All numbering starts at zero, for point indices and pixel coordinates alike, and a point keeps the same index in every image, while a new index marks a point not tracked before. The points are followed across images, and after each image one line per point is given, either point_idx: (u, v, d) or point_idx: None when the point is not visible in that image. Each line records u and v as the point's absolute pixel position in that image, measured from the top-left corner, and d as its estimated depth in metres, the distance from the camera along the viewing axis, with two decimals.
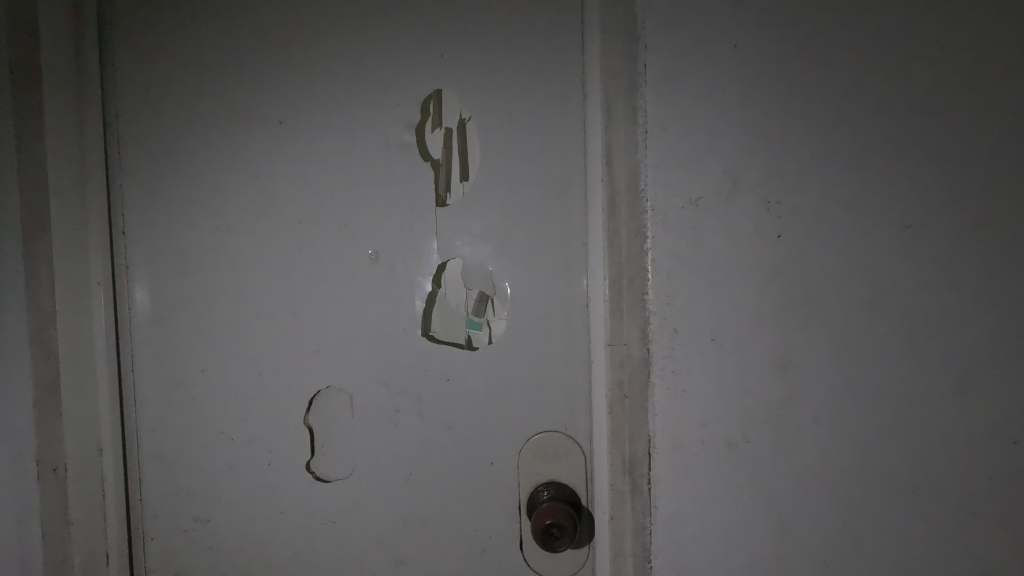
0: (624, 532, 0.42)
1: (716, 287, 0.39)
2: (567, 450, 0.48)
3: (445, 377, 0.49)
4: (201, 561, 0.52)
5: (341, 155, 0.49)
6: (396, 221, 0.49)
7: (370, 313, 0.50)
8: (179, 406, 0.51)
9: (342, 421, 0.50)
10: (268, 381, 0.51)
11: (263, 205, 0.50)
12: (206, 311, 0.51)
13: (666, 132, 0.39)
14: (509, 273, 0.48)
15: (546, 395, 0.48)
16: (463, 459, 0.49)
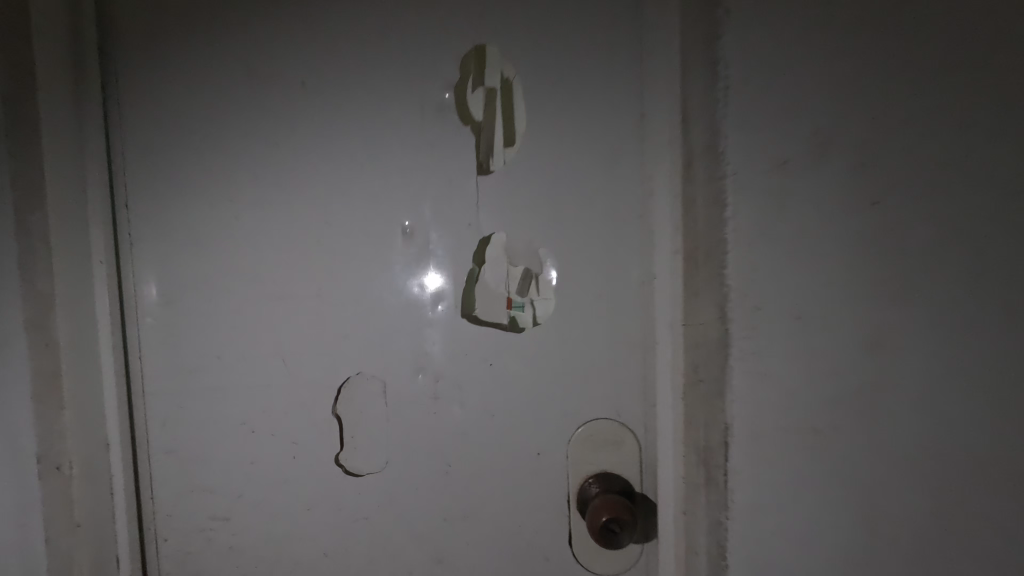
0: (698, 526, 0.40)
1: (803, 262, 0.35)
2: (621, 439, 0.45)
3: (488, 361, 0.45)
4: (221, 563, 0.48)
5: (373, 115, 0.44)
6: (434, 190, 0.45)
7: (404, 292, 0.45)
8: (194, 396, 0.47)
9: (374, 410, 0.46)
10: (292, 369, 0.46)
11: (283, 175, 0.45)
12: (221, 292, 0.46)
13: (748, 88, 0.35)
14: (559, 248, 0.44)
15: (600, 379, 0.44)
16: (508, 449, 0.46)
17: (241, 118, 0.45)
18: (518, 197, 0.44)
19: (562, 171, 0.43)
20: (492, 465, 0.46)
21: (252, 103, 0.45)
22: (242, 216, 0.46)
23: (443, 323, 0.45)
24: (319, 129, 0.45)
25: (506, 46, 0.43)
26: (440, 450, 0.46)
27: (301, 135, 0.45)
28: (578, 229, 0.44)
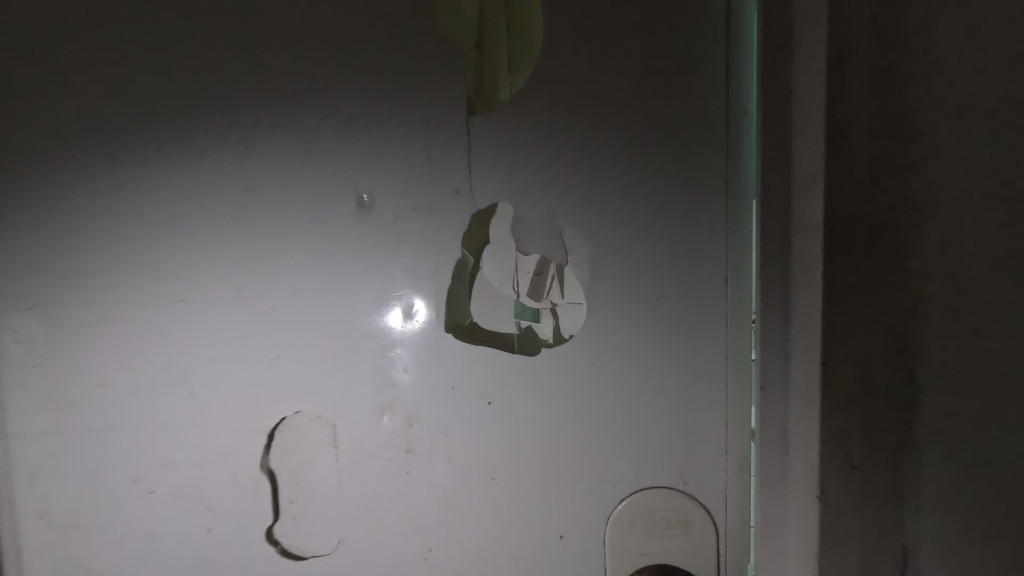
0: None
1: None
2: (684, 518, 0.30)
3: (490, 392, 0.30)
4: None
5: (319, 11, 0.29)
6: (410, 130, 0.30)
7: (367, 293, 0.31)
8: (71, 440, 0.33)
9: (322, 463, 0.32)
10: (205, 403, 0.32)
11: (191, 124, 0.30)
12: (108, 295, 0.32)
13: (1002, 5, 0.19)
14: (609, 233, 0.29)
15: (668, 426, 0.30)
16: (517, 532, 0.31)
17: (124, 18, 0.30)
18: (537, 139, 0.29)
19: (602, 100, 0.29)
20: (498, 544, 0.31)
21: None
22: (132, 171, 0.31)
23: (424, 333, 0.30)
24: (241, 34, 0.30)
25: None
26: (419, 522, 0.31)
27: (213, 44, 0.30)
28: (625, 194, 0.29)
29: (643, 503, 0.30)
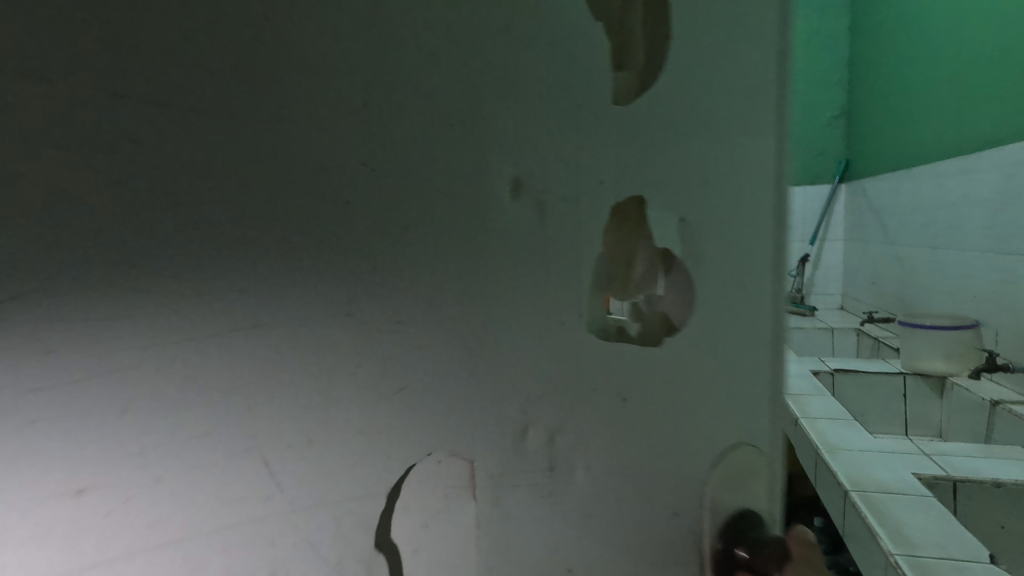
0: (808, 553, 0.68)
1: None
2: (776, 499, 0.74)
3: (575, 345, 0.62)
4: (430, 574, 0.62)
5: (595, 124, 0.60)
6: (495, 215, 0.59)
7: (579, 344, 0.62)
8: (444, 424, 0.61)
9: (457, 491, 0.62)
10: (505, 399, 0.62)
11: (548, 218, 0.60)
12: (483, 321, 0.60)
13: None
14: (725, 302, 0.64)
15: (752, 411, 0.66)
16: (648, 457, 0.64)
17: (503, 155, 0.59)
18: (566, 218, 0.60)
19: (598, 194, 0.60)
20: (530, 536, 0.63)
21: (536, 152, 0.59)
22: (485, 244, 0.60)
23: (593, 362, 0.63)
24: (577, 144, 0.60)
25: (548, 90, 0.60)
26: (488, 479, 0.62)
27: (543, 167, 0.59)
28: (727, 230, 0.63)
29: (667, 414, 0.65)
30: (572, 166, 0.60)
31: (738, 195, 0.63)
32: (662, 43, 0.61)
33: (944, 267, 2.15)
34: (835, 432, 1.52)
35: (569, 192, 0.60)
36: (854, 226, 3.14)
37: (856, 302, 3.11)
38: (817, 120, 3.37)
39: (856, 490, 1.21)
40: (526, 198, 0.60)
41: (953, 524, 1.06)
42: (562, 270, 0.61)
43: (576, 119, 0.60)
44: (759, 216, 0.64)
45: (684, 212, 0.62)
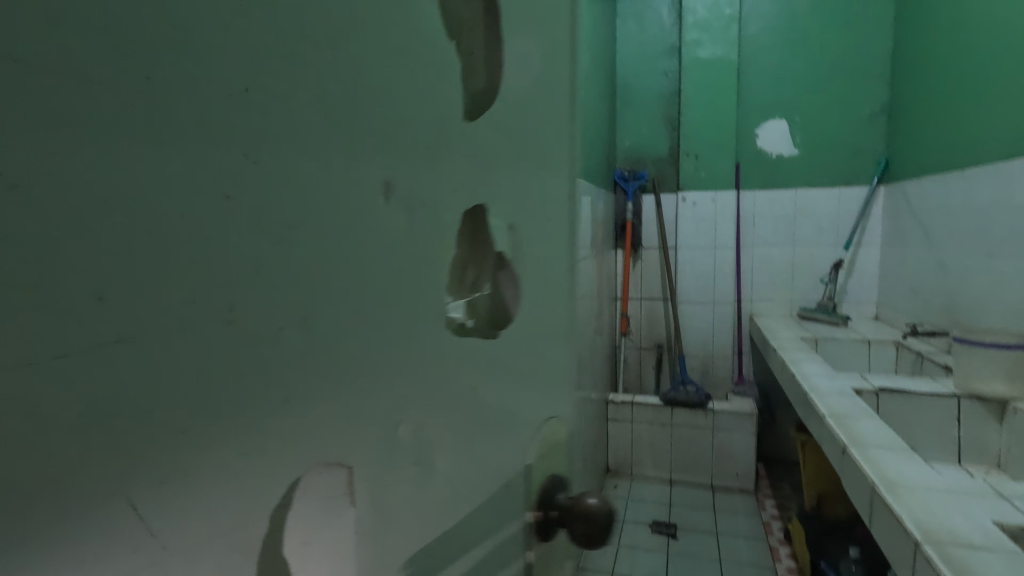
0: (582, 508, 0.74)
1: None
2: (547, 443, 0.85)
3: (438, 354, 0.60)
4: None
5: (454, 135, 0.60)
6: (371, 228, 0.48)
7: (441, 352, 0.60)
8: (347, 475, 0.48)
9: (338, 496, 0.46)
10: (386, 432, 0.52)
11: (426, 232, 0.56)
12: (376, 356, 0.50)
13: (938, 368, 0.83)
14: (527, 299, 0.77)
15: (531, 382, 0.80)
16: (481, 442, 0.69)
17: (389, 162, 0.50)
18: (425, 223, 0.56)
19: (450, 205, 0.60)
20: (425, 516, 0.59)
21: (410, 161, 0.53)
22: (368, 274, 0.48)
23: (450, 367, 0.63)
24: (435, 155, 0.57)
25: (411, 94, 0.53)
26: (369, 490, 0.49)
27: (419, 177, 0.55)
28: (530, 241, 0.77)
29: (489, 400, 0.70)
30: (437, 172, 0.57)
31: (532, 207, 0.78)
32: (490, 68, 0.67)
33: (1002, 279, 1.98)
34: (891, 465, 1.32)
35: (427, 197, 0.56)
36: (895, 231, 2.95)
37: (895, 311, 2.93)
38: (857, 117, 3.19)
39: (927, 541, 1.01)
40: (394, 205, 0.51)
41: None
42: (413, 285, 0.54)
43: (432, 144, 0.56)
44: (556, 221, 0.83)
45: (502, 222, 0.71)
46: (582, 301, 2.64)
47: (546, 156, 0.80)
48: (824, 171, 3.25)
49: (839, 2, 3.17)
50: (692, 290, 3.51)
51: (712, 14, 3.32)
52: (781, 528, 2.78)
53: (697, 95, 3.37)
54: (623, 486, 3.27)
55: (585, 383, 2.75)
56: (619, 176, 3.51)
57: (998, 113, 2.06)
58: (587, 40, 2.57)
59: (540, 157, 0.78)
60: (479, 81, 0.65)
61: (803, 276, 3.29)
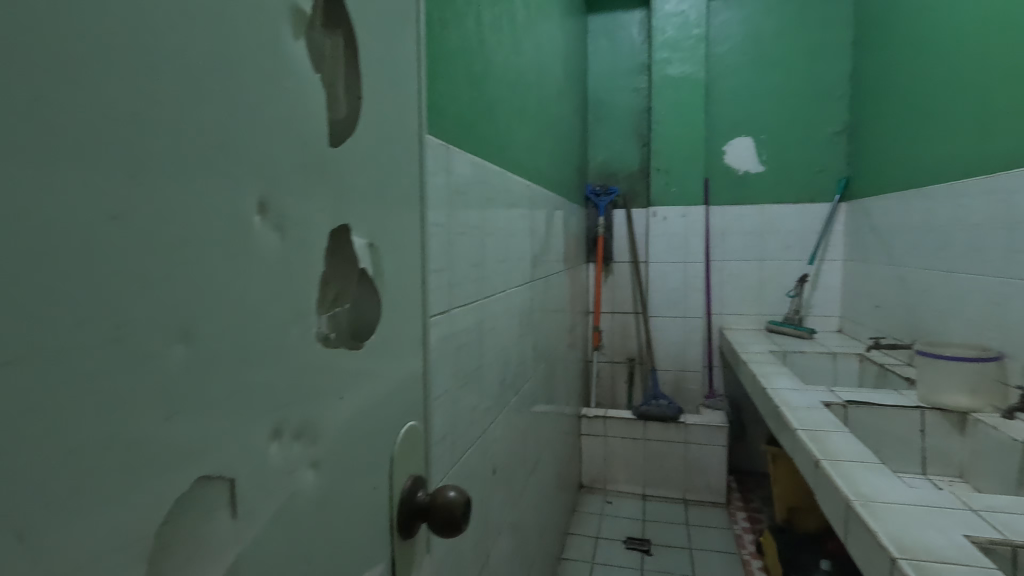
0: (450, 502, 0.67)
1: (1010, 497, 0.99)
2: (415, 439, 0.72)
3: (331, 390, 0.53)
4: None
5: (340, 145, 0.54)
6: (249, 246, 0.42)
7: (331, 382, 0.53)
8: (245, 527, 0.42)
9: (214, 525, 0.40)
10: (275, 478, 0.46)
11: (309, 252, 0.50)
12: (261, 395, 0.44)
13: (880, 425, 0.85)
14: (407, 316, 0.70)
15: (415, 404, 0.72)
16: (368, 477, 0.60)
17: (274, 174, 0.45)
18: (302, 245, 0.49)
19: (318, 228, 0.51)
20: (342, 533, 0.55)
21: (296, 173, 0.48)
22: (256, 302, 0.43)
23: (343, 395, 0.55)
24: (320, 166, 0.51)
25: (283, 104, 0.46)
26: (250, 525, 0.43)
27: (302, 192, 0.49)
28: (413, 257, 0.70)
29: (379, 426, 0.62)
30: (327, 188, 0.52)
31: (413, 219, 0.72)
32: (373, 69, 0.60)
33: (963, 293, 2.04)
34: (864, 480, 1.32)
35: (302, 217, 0.49)
36: (857, 247, 3.04)
37: (858, 324, 3.00)
38: (819, 136, 3.29)
39: (904, 557, 1.01)
40: (270, 223, 0.45)
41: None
42: (292, 311, 0.48)
43: (307, 163, 0.49)
44: (411, 264, 0.70)
45: (391, 239, 0.64)
46: (555, 316, 2.62)
47: (408, 189, 0.69)
48: (789, 188, 3.33)
49: (800, 28, 3.28)
50: (663, 304, 3.53)
51: (681, 33, 3.35)
52: (752, 541, 2.79)
53: (667, 112, 3.39)
54: (596, 502, 3.23)
55: (559, 399, 2.71)
56: (590, 191, 3.54)
57: (957, 133, 2.12)
58: (559, 55, 2.57)
59: (404, 192, 0.68)
60: (343, 101, 0.56)
61: (771, 291, 3.36)
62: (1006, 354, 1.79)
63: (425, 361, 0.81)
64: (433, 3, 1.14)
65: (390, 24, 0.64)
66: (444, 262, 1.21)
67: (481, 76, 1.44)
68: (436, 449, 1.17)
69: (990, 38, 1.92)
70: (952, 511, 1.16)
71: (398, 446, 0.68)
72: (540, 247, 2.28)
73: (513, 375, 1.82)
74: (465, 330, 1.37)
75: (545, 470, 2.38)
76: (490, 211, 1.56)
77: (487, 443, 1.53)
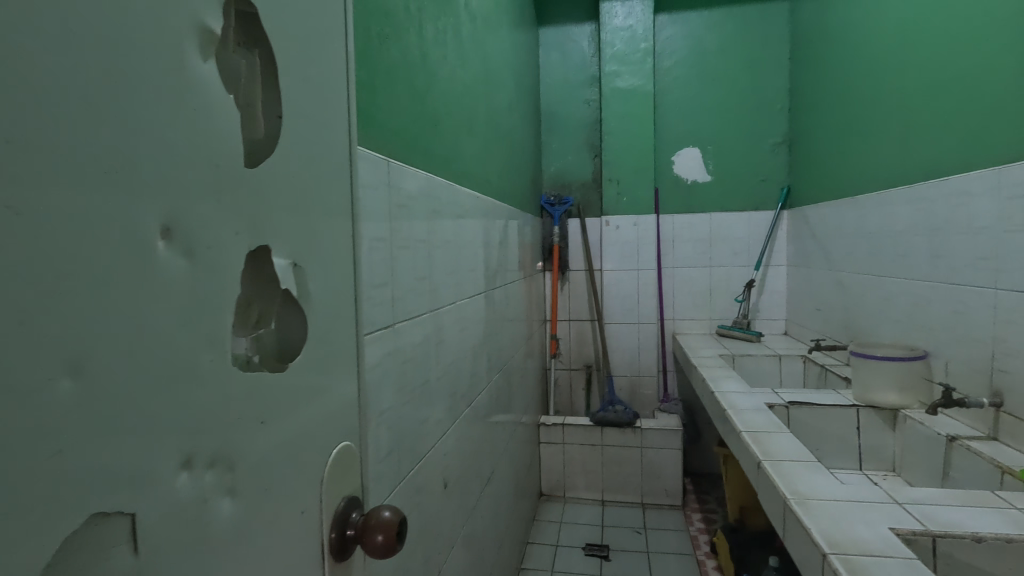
0: (386, 523, 0.67)
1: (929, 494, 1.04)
2: (350, 459, 0.71)
3: (251, 413, 0.52)
4: None
5: (258, 165, 0.53)
6: (152, 272, 0.41)
7: (252, 405, 0.52)
8: (151, 560, 0.41)
9: (111, 564, 0.38)
10: (185, 507, 0.44)
11: (223, 275, 0.49)
12: (166, 424, 0.42)
13: None
14: (339, 333, 0.69)
15: (350, 422, 0.72)
16: (296, 500, 0.59)
17: (180, 196, 0.44)
18: (214, 269, 0.48)
19: (234, 251, 0.50)
20: (263, 562, 0.53)
21: (206, 195, 0.47)
22: (160, 328, 0.42)
23: (267, 417, 0.54)
24: (234, 186, 0.50)
25: (191, 126, 0.45)
26: (155, 560, 0.41)
27: (214, 213, 0.48)
28: (344, 274, 0.70)
29: (307, 448, 0.61)
30: (243, 208, 0.51)
31: (347, 235, 0.71)
32: (295, 86, 0.60)
33: (892, 296, 2.16)
34: (801, 479, 1.38)
35: (214, 240, 0.48)
36: (799, 252, 3.18)
37: (802, 327, 3.13)
38: (762, 147, 3.43)
39: (834, 552, 1.05)
40: (177, 248, 0.44)
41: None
42: (204, 337, 0.46)
43: (219, 185, 0.48)
44: (343, 281, 0.69)
45: (318, 257, 0.64)
46: (511, 325, 2.63)
47: (338, 207, 0.68)
48: (734, 198, 3.46)
49: (742, 44, 3.43)
50: (618, 311, 3.59)
51: (629, 47, 3.44)
52: (706, 542, 2.85)
53: (617, 123, 3.47)
54: (556, 510, 3.25)
55: (516, 408, 2.72)
56: (545, 201, 3.58)
57: (883, 145, 2.25)
58: (509, 67, 2.60)
59: (334, 210, 0.67)
60: (261, 121, 0.55)
61: (720, 296, 3.47)
62: (930, 353, 1.89)
63: (363, 376, 0.80)
64: (371, 18, 1.14)
65: (315, 40, 0.64)
66: (387, 275, 1.20)
67: (425, 90, 1.45)
68: (382, 465, 1.15)
69: (910, 57, 2.06)
70: (880, 506, 1.22)
71: (332, 467, 0.67)
72: (493, 257, 2.29)
73: (465, 387, 1.82)
74: (412, 344, 1.36)
75: (502, 480, 2.38)
76: (438, 222, 1.56)
77: (438, 456, 1.52)
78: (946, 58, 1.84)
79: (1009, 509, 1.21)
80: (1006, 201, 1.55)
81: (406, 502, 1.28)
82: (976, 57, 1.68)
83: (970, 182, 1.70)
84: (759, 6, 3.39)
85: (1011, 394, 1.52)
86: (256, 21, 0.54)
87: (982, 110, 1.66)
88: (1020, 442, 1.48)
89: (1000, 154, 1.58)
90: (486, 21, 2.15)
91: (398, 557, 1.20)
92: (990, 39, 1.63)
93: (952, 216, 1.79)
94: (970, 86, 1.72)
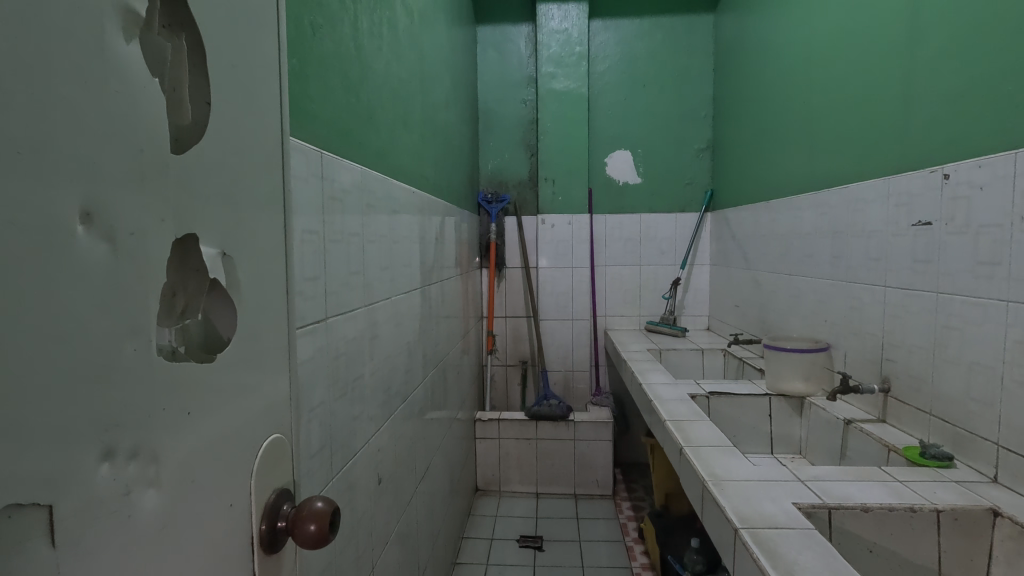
0: (319, 514, 0.67)
1: None
2: (282, 449, 0.70)
3: (172, 405, 0.51)
4: None
5: (184, 153, 0.52)
6: (72, 259, 0.40)
7: (177, 393, 0.51)
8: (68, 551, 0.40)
9: (29, 556, 0.38)
10: (108, 496, 0.43)
11: (147, 263, 0.48)
12: (88, 413, 0.41)
13: None
14: (268, 324, 0.67)
15: (280, 413, 0.70)
16: (222, 490, 0.58)
17: (101, 180, 0.43)
18: (137, 257, 0.47)
19: (158, 241, 0.49)
20: (188, 553, 0.53)
21: (127, 179, 0.46)
22: (73, 313, 0.41)
23: (191, 407, 0.53)
24: (157, 169, 0.49)
25: (109, 107, 0.44)
26: (74, 551, 0.40)
27: (138, 199, 0.47)
28: (273, 262, 0.68)
29: (233, 441, 0.60)
30: (168, 198, 0.50)
31: (276, 224, 0.69)
32: (221, 71, 0.58)
33: (800, 293, 2.34)
34: (718, 462, 1.48)
35: (137, 226, 0.47)
36: (720, 253, 3.38)
37: (722, 323, 3.33)
38: (687, 152, 3.61)
39: (744, 528, 1.15)
40: (97, 234, 0.43)
41: (840, 560, 1.02)
42: (127, 327, 0.45)
43: (140, 172, 0.47)
44: (273, 274, 0.68)
45: (243, 246, 0.62)
46: (447, 322, 2.64)
47: (268, 197, 0.67)
48: (661, 199, 3.63)
49: (670, 54, 3.59)
50: (553, 308, 3.68)
51: (564, 50, 3.53)
52: (635, 528, 2.98)
53: (552, 123, 3.56)
54: (491, 504, 3.28)
55: (451, 404, 2.73)
56: (482, 198, 3.61)
57: (793, 154, 2.44)
58: (446, 63, 2.61)
59: (263, 198, 0.66)
60: (188, 109, 0.54)
61: (648, 293, 3.62)
62: (832, 344, 2.07)
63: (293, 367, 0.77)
64: (302, 6, 1.12)
65: (242, 25, 0.62)
66: (318, 270, 1.18)
67: (358, 82, 1.43)
68: (312, 462, 1.14)
69: (817, 76, 2.24)
70: (786, 484, 1.33)
71: (264, 456, 0.66)
72: (430, 254, 2.29)
73: (399, 382, 1.81)
74: (344, 339, 1.34)
75: (437, 475, 2.39)
76: (372, 217, 1.54)
77: (371, 453, 1.51)
78: (847, 77, 2.02)
79: (892, 482, 1.36)
80: (894, 208, 1.72)
81: (338, 498, 1.27)
82: (872, 78, 1.86)
83: (865, 190, 1.88)
84: (685, 17, 3.56)
85: (897, 379, 1.69)
86: (183, 5, 0.53)
87: (876, 124, 1.84)
88: (902, 422, 1.66)
89: (890, 166, 1.76)
90: (422, 16, 2.14)
91: (330, 552, 1.19)
92: (882, 62, 1.81)
93: (850, 220, 1.97)
94: (867, 104, 1.90)
